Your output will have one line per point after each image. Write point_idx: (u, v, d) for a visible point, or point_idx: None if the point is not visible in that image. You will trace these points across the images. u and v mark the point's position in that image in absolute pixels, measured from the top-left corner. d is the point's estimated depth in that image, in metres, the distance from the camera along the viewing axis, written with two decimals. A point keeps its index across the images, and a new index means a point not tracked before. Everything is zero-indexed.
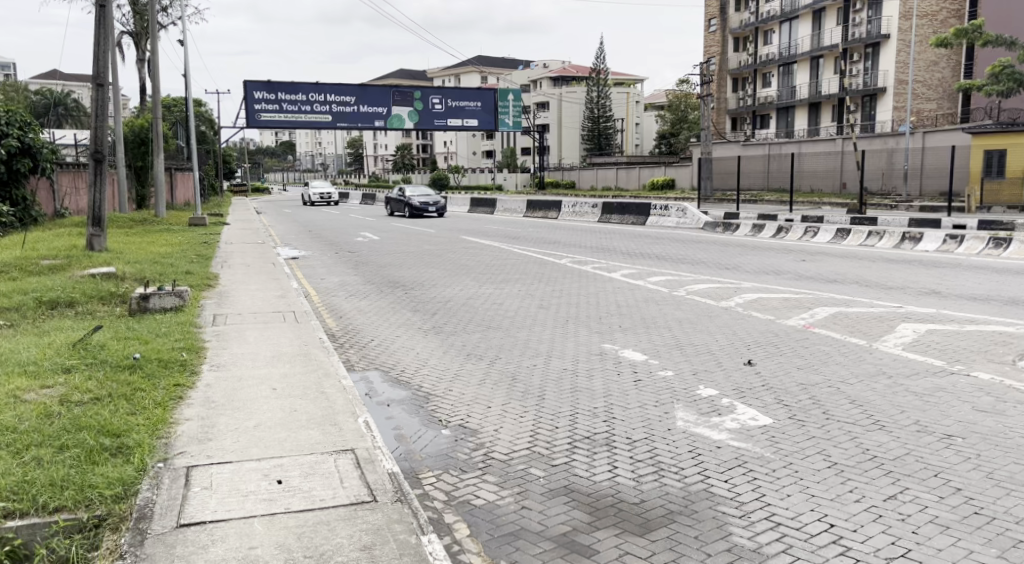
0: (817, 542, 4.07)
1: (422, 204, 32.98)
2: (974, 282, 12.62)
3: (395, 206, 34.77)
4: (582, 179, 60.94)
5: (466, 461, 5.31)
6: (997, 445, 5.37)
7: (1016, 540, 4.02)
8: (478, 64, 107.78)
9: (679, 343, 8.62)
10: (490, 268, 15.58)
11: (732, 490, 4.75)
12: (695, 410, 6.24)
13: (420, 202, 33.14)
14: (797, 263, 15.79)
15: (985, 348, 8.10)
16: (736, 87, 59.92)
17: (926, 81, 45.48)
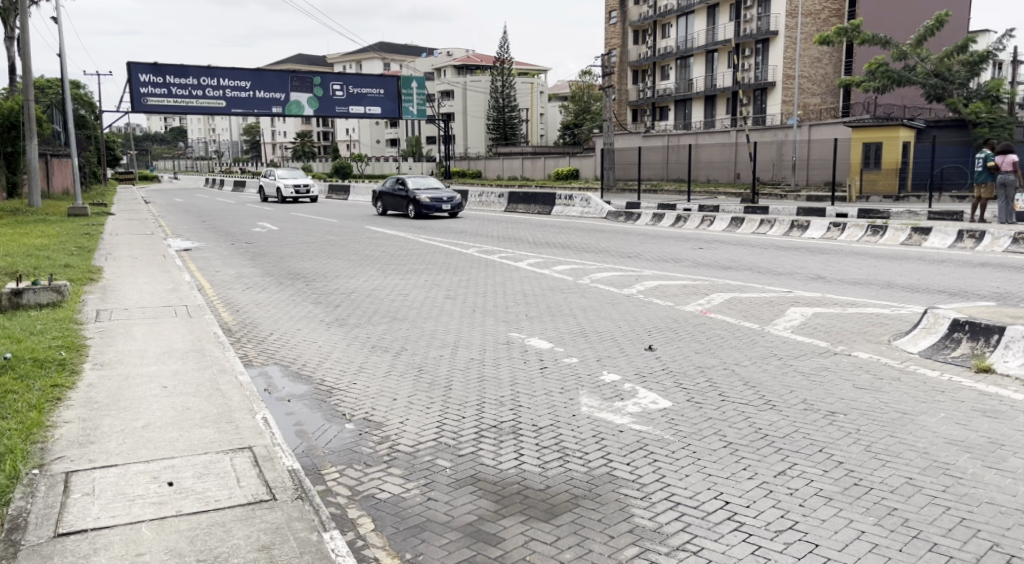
0: (713, 519, 4.23)
1: (430, 201, 25.38)
2: (855, 267, 13.42)
3: (392, 203, 27.04)
4: (489, 168, 60.87)
5: (371, 455, 5.22)
6: (874, 420, 5.72)
7: (891, 509, 4.29)
8: (381, 50, 106.14)
9: (583, 330, 8.76)
10: (396, 258, 15.42)
11: (633, 472, 4.87)
12: (598, 395, 6.36)
13: (429, 199, 25.48)
14: (695, 250, 16.33)
15: (865, 329, 8.62)
16: (636, 79, 61.32)
17: (811, 77, 47.85)
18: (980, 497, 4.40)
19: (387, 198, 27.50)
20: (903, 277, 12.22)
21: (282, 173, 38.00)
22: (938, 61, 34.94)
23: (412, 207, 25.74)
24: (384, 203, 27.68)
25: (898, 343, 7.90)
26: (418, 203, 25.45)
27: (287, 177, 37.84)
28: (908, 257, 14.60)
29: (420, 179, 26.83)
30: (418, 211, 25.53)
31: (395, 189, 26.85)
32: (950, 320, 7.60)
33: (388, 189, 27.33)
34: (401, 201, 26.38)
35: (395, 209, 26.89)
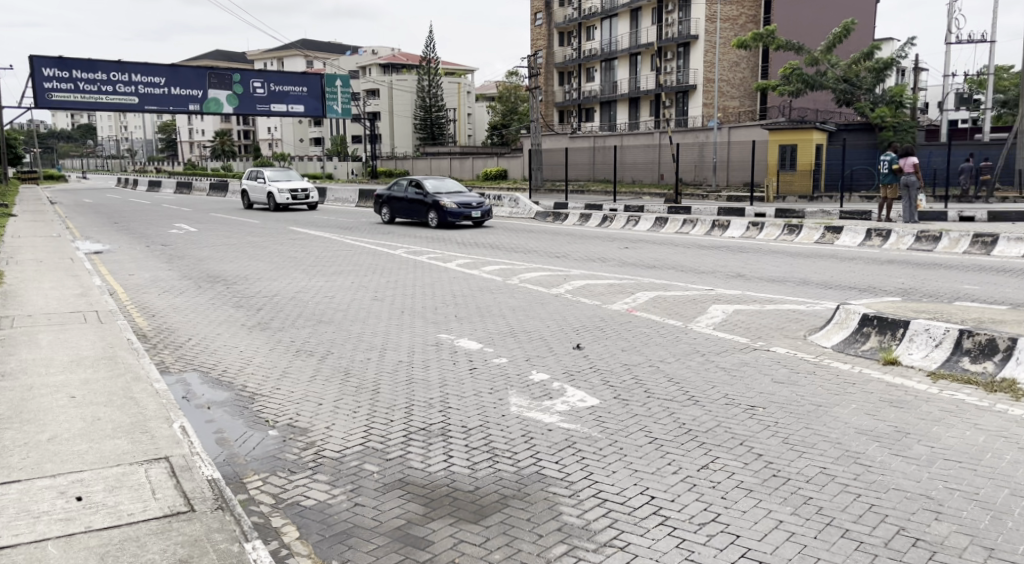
0: (639, 515, 4.30)
1: (457, 209, 21.46)
2: (773, 266, 13.88)
3: (405, 210, 22.97)
4: (417, 169, 60.44)
5: (295, 462, 5.11)
6: (791, 413, 5.92)
7: (807, 499, 4.45)
8: (303, 48, 104.04)
9: (513, 330, 8.80)
10: (321, 260, 15.13)
11: (562, 470, 4.91)
12: (527, 395, 6.40)
13: (457, 205, 21.51)
14: (622, 250, 16.59)
15: (783, 325, 8.93)
16: (562, 80, 61.89)
17: (730, 80, 49.33)
18: (888, 483, 4.62)
19: (397, 202, 23.34)
20: (818, 274, 12.72)
21: (274, 174, 30.75)
22: (847, 68, 36.61)
23: (435, 215, 21.78)
24: (393, 210, 23.53)
25: (813, 338, 8.21)
26: (444, 210, 21.49)
27: (279, 178, 30.69)
28: (823, 255, 15.20)
29: (440, 183, 22.73)
30: (442, 219, 21.60)
31: (409, 194, 22.76)
32: (860, 315, 7.93)
33: (399, 193, 23.18)
34: (419, 208, 22.33)
35: (409, 216, 22.78)
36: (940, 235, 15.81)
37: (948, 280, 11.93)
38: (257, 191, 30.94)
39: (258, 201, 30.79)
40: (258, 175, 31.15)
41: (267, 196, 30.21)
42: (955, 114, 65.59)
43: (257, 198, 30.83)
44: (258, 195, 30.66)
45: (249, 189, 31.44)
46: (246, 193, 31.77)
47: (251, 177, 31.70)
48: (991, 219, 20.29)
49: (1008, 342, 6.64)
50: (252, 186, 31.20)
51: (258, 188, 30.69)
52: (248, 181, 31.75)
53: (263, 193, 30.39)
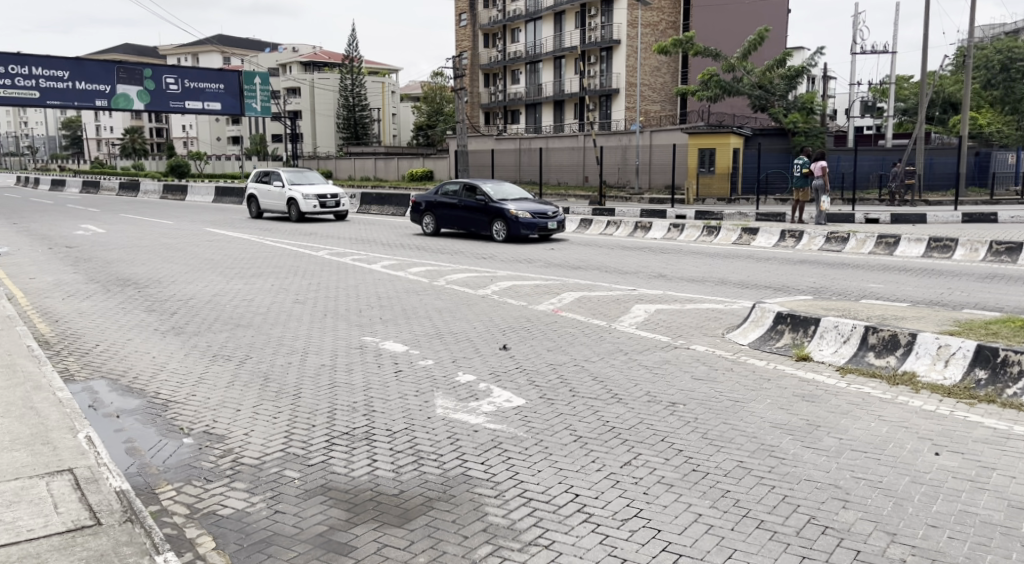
0: (564, 513, 4.33)
1: (530, 219, 17.83)
2: (692, 266, 14.26)
3: (457, 219, 19.22)
4: (340, 169, 59.50)
5: (212, 470, 4.94)
6: (710, 409, 6.09)
7: (726, 492, 4.58)
8: (220, 44, 100.85)
9: (439, 332, 8.74)
10: (240, 262, 14.71)
11: (487, 471, 4.91)
12: (453, 396, 6.37)
13: (530, 215, 17.88)
14: (547, 251, 16.74)
15: (702, 324, 9.17)
16: (488, 82, 61.92)
17: (651, 85, 50.47)
18: (801, 474, 4.80)
19: (445, 210, 19.51)
20: (735, 274, 13.15)
21: (293, 176, 25.22)
22: (762, 74, 37.58)
23: (502, 226, 18.07)
24: (440, 219, 19.69)
25: (731, 336, 8.47)
26: (515, 220, 17.81)
27: (300, 181, 25.13)
28: (740, 256, 15.71)
29: (502, 187, 18.98)
30: (512, 231, 17.93)
31: (464, 200, 19.01)
32: (775, 312, 8.21)
33: (450, 199, 19.37)
34: (478, 218, 18.62)
35: (464, 226, 19.02)
36: (847, 236, 16.55)
37: (855, 279, 12.49)
38: (272, 198, 25.33)
39: (276, 210, 25.15)
40: (274, 178, 25.51)
41: (287, 202, 24.66)
42: (861, 121, 68.69)
43: (275, 206, 25.17)
44: (276, 202, 25.07)
45: (261, 195, 25.73)
46: (257, 199, 26.01)
47: (261, 181, 26.01)
48: (894, 220, 21.33)
49: (909, 337, 7.01)
50: (264, 192, 25.53)
51: (275, 194, 25.06)
52: (258, 185, 26.06)
53: (281, 199, 24.80)
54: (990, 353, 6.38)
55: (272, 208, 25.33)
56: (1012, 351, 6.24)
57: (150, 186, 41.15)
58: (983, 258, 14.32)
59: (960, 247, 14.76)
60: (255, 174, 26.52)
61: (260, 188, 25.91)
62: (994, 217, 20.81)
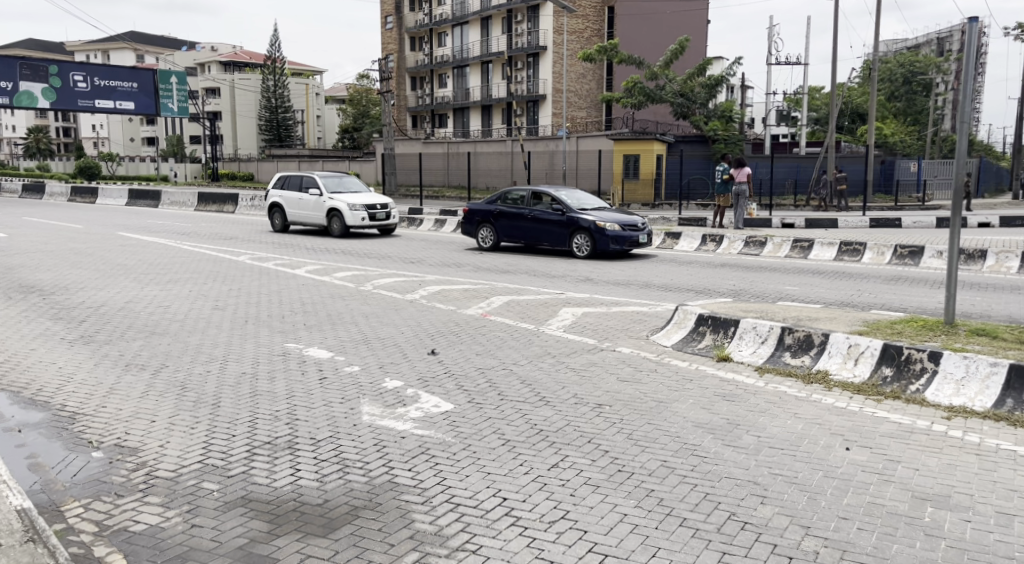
0: (491, 517, 4.33)
1: (619, 231, 15.65)
2: (619, 270, 14.49)
3: (525, 231, 16.86)
4: (262, 171, 58.12)
5: (124, 485, 4.73)
6: (635, 410, 6.19)
7: (651, 491, 4.66)
8: (132, 41, 96.93)
9: (366, 338, 8.62)
10: (155, 268, 14.16)
11: (414, 477, 4.86)
12: (380, 403, 6.29)
13: (620, 227, 15.69)
14: (476, 255, 16.71)
15: (628, 326, 9.32)
16: (414, 85, 61.46)
17: (577, 91, 51.17)
18: (722, 472, 4.93)
19: (509, 221, 17.10)
20: (659, 278, 13.44)
21: (332, 182, 20.79)
22: (683, 83, 38.46)
23: (587, 239, 15.86)
24: (502, 231, 17.28)
25: (654, 338, 8.65)
26: (603, 232, 15.61)
27: (339, 188, 20.79)
28: (664, 260, 16.06)
29: (579, 195, 16.66)
30: (598, 246, 15.76)
31: (535, 210, 16.67)
32: (696, 315, 8.42)
33: (515, 209, 16.98)
34: (554, 230, 16.33)
35: (538, 240, 16.66)
36: (765, 241, 17.13)
37: (773, 282, 12.92)
38: (305, 209, 20.86)
39: (312, 223, 20.72)
40: (307, 186, 21.01)
41: (327, 213, 20.31)
42: (777, 129, 71.18)
43: (311, 218, 20.72)
44: (311, 215, 20.65)
45: (290, 206, 21.24)
46: (284, 210, 21.47)
47: (289, 187, 21.47)
48: (807, 226, 22.24)
49: (822, 337, 7.30)
50: (294, 201, 21.08)
51: (311, 204, 20.62)
52: (284, 193, 21.51)
53: (319, 209, 20.41)
54: (895, 351, 6.73)
55: (306, 221, 20.90)
56: (915, 349, 6.61)
57: (56, 188, 39.14)
58: (888, 261, 15.07)
59: (869, 250, 15.49)
60: (280, 179, 21.92)
61: (286, 196, 21.38)
62: (898, 222, 21.94)
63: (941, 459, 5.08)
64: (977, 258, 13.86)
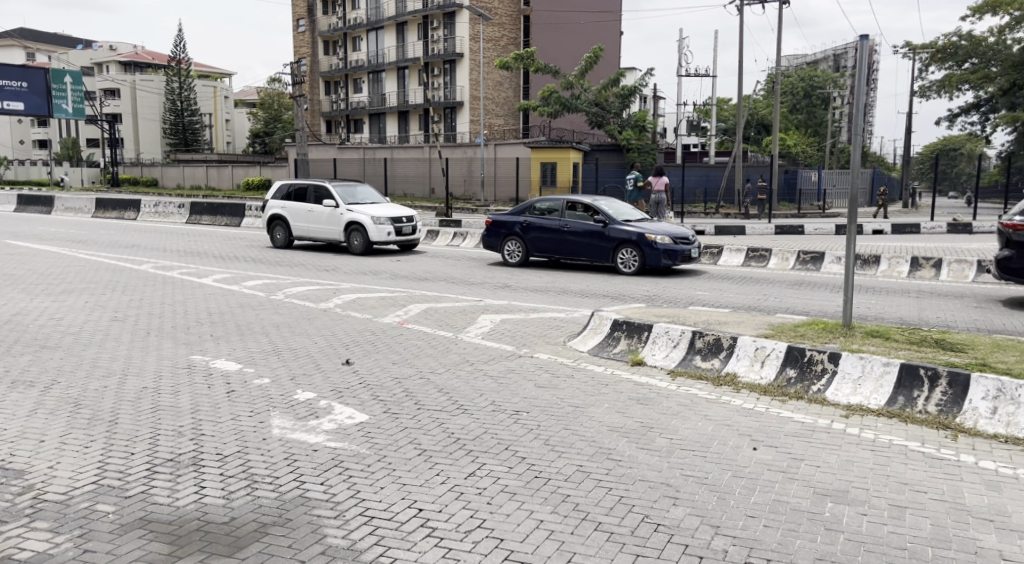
0: (406, 529, 4.27)
1: (670, 245, 14.38)
2: (537, 276, 14.57)
3: (561, 245, 15.38)
4: (166, 177, 55.91)
5: (9, 510, 4.43)
6: (552, 415, 6.23)
7: (566, 496, 4.70)
8: (22, 38, 91.52)
9: (277, 348, 8.38)
10: (48, 278, 13.37)
11: (327, 491, 4.74)
12: (292, 416, 6.11)
13: (671, 240, 14.43)
14: (393, 263, 16.50)
15: (545, 332, 9.39)
16: (328, 89, 60.34)
17: (494, 98, 51.48)
18: (635, 475, 5.01)
19: (542, 234, 15.59)
20: (575, 284, 13.58)
21: (346, 191, 18.16)
22: (598, 92, 39.16)
23: (636, 254, 14.53)
24: (533, 245, 15.77)
25: (572, 344, 8.74)
26: (654, 246, 14.30)
27: (356, 198, 18.18)
28: (579, 266, 16.27)
29: (617, 204, 15.33)
30: (648, 262, 14.45)
31: (572, 222, 15.22)
32: (612, 320, 8.54)
33: (549, 220, 15.48)
34: (595, 244, 14.94)
35: (579, 254, 15.17)
36: None
37: (685, 287, 13.25)
38: (317, 223, 18.20)
39: (326, 238, 18.10)
40: (317, 196, 18.32)
41: (345, 227, 17.71)
42: (687, 139, 73.41)
43: (324, 233, 18.09)
44: (325, 229, 18.04)
45: (297, 219, 18.56)
46: (289, 224, 18.76)
47: (294, 197, 18.72)
48: (717, 233, 22.92)
49: (731, 340, 7.50)
50: (304, 214, 18.42)
51: (324, 216, 17.98)
52: (289, 204, 18.78)
53: (335, 223, 17.79)
54: (798, 353, 7.01)
55: (318, 236, 18.26)
56: (817, 351, 6.89)
57: None
58: (792, 266, 15.70)
59: (775, 256, 16.09)
60: (280, 187, 19.15)
61: (292, 208, 18.62)
62: (802, 229, 22.86)
63: (839, 456, 5.32)
64: (872, 263, 14.57)
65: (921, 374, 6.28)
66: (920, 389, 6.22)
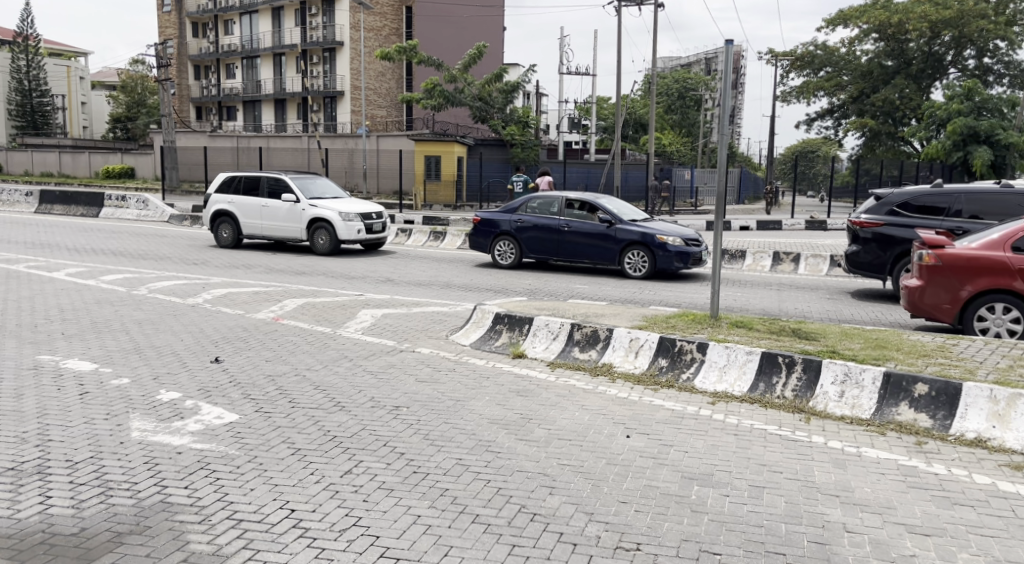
0: (277, 531, 4.13)
1: (682, 246, 13.40)
2: (420, 271, 14.45)
3: (558, 247, 14.21)
4: (12, 162, 51.50)
5: None
6: (432, 410, 6.19)
7: (444, 491, 4.67)
8: None
9: (138, 346, 7.91)
10: None
11: (191, 495, 4.52)
12: (154, 417, 5.78)
13: (682, 241, 13.43)
14: (268, 256, 15.89)
15: (426, 327, 9.32)
16: (198, 74, 57.49)
17: (376, 89, 50.70)
18: (513, 466, 5.07)
19: (537, 235, 14.39)
20: (457, 278, 13.55)
21: (305, 185, 16.46)
22: (481, 87, 39.18)
23: (647, 256, 13.52)
24: (528, 246, 14.55)
25: (454, 338, 8.72)
26: (665, 248, 13.31)
27: (316, 192, 16.52)
28: (462, 260, 16.22)
29: (619, 202, 14.28)
30: (659, 265, 13.46)
31: (572, 222, 14.06)
32: (493, 314, 8.59)
33: (547, 221, 14.28)
34: (599, 246, 13.84)
35: (582, 257, 14.04)
36: None
37: (565, 281, 13.50)
38: (272, 220, 16.42)
39: (285, 236, 16.36)
40: (272, 189, 16.51)
41: (309, 225, 16.08)
42: (568, 136, 75.01)
43: (282, 231, 16.35)
44: (282, 226, 16.30)
45: (247, 215, 16.71)
46: (238, 221, 16.88)
47: (243, 190, 16.82)
48: None
49: (607, 332, 7.71)
50: (256, 209, 16.60)
51: (282, 212, 16.25)
52: (237, 199, 16.88)
53: (295, 220, 16.11)
54: (670, 343, 7.28)
55: (274, 234, 16.49)
56: (687, 341, 7.18)
57: None
58: None
59: None
60: (225, 179, 17.16)
61: (240, 202, 16.81)
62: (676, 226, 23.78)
63: (705, 441, 5.58)
64: (738, 258, 15.39)
65: (780, 361, 6.65)
66: (778, 375, 6.60)
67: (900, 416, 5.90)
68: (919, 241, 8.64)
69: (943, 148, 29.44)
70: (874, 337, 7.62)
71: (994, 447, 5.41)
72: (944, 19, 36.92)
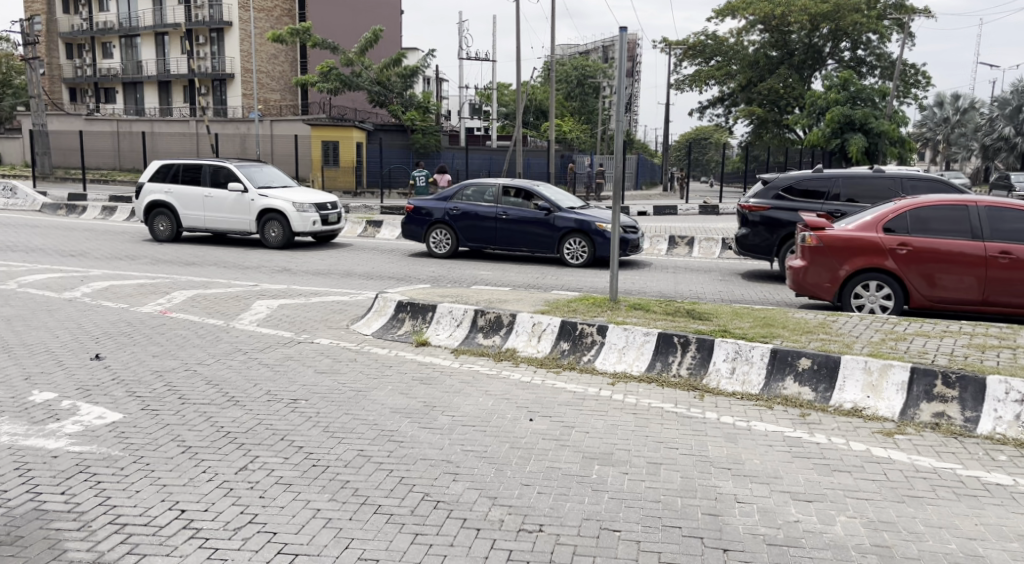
0: (164, 533, 3.93)
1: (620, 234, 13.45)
2: (317, 259, 14.10)
3: (496, 236, 14.09)
4: None
5: None
6: (332, 402, 6.05)
7: (344, 483, 4.57)
8: None
9: (6, 345, 7.35)
10: None
11: (69, 500, 4.24)
12: (26, 420, 5.40)
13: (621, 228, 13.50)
14: (156, 246, 15.13)
15: (325, 317, 9.10)
16: (70, 53, 53.89)
17: (268, 72, 49.00)
18: (416, 454, 5.02)
19: (473, 223, 14.22)
20: (358, 267, 13.29)
21: (252, 173, 15.69)
22: (379, 71, 38.56)
23: (585, 244, 13.56)
24: (465, 235, 14.37)
25: (355, 327, 8.54)
26: (604, 235, 13.36)
27: (265, 181, 15.80)
28: (362, 248, 15.94)
29: (555, 190, 14.26)
30: (598, 253, 13.51)
31: (510, 210, 13.97)
32: (396, 302, 8.45)
33: (482, 209, 14.14)
34: (538, 233, 13.79)
35: (520, 245, 13.99)
36: None
37: (468, 267, 13.48)
38: (217, 211, 15.60)
39: (231, 228, 15.56)
40: (216, 178, 15.66)
41: (258, 218, 15.37)
42: (468, 123, 74.84)
43: (227, 223, 15.56)
44: (228, 218, 15.52)
45: (188, 206, 15.79)
46: (178, 213, 15.92)
47: (182, 179, 15.88)
48: None
49: (510, 317, 7.73)
50: (198, 200, 15.71)
51: (229, 203, 15.47)
52: (175, 189, 15.90)
53: (244, 211, 15.37)
54: (571, 327, 7.37)
55: (219, 226, 15.66)
56: (587, 324, 7.30)
57: None
58: None
59: None
60: (161, 168, 16.13)
61: (178, 192, 15.86)
62: None
63: (605, 420, 5.70)
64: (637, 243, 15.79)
65: (675, 341, 6.85)
66: (674, 354, 6.80)
67: (786, 390, 6.19)
68: (803, 224, 9.10)
69: (823, 136, 30.87)
70: (761, 316, 7.97)
71: (869, 415, 5.77)
72: (822, 13, 38.85)
